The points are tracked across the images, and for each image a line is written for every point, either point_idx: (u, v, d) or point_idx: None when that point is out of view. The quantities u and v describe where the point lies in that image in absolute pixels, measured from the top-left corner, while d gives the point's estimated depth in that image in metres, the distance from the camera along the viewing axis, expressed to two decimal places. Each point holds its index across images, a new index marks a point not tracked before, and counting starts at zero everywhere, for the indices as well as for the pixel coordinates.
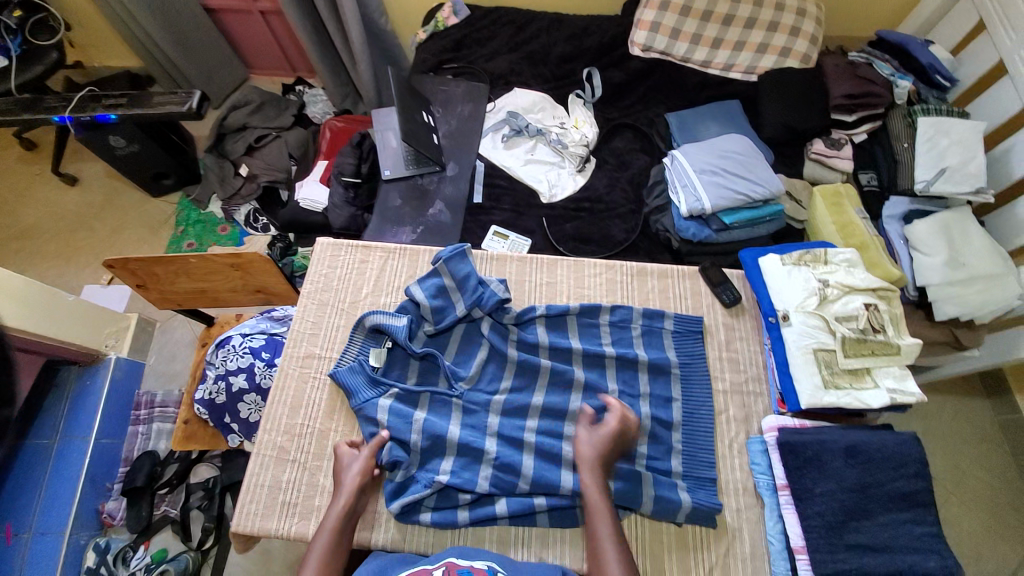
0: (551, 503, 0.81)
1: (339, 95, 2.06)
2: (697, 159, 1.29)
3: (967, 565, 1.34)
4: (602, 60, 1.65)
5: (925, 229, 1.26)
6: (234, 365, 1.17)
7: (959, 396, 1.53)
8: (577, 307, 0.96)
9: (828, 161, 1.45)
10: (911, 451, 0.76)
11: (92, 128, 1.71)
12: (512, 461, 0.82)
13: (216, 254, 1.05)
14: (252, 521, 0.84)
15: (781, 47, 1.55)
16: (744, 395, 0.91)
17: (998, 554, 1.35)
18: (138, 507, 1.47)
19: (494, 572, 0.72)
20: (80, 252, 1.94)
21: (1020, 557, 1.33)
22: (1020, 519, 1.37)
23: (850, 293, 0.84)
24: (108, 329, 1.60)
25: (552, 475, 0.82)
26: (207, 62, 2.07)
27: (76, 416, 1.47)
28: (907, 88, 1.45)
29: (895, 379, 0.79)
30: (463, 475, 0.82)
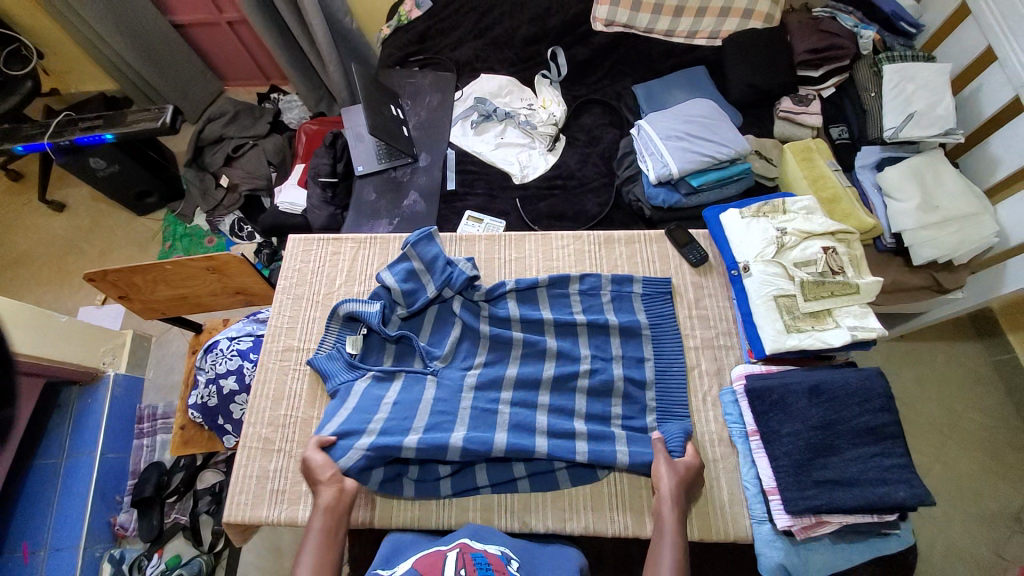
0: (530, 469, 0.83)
1: (312, 99, 2.08)
2: (663, 127, 1.30)
3: (967, 505, 1.35)
4: (566, 38, 1.64)
5: (896, 176, 1.26)
6: (224, 368, 1.19)
7: (949, 341, 1.53)
8: (547, 278, 0.96)
9: (797, 118, 1.45)
10: (875, 386, 0.77)
11: (72, 152, 1.74)
12: (485, 432, 0.81)
13: (190, 258, 1.07)
14: (243, 511, 0.86)
15: (744, 8, 1.55)
16: (715, 349, 0.92)
17: (1001, 493, 1.35)
18: (150, 517, 1.50)
19: (508, 558, 0.71)
20: (72, 275, 1.98)
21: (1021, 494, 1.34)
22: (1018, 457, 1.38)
23: (808, 239, 0.86)
24: (105, 347, 1.63)
25: (527, 440, 0.81)
26: (181, 77, 2.09)
27: (80, 433, 1.50)
28: (871, 37, 1.46)
29: (856, 317, 0.81)
30: (430, 449, 0.79)
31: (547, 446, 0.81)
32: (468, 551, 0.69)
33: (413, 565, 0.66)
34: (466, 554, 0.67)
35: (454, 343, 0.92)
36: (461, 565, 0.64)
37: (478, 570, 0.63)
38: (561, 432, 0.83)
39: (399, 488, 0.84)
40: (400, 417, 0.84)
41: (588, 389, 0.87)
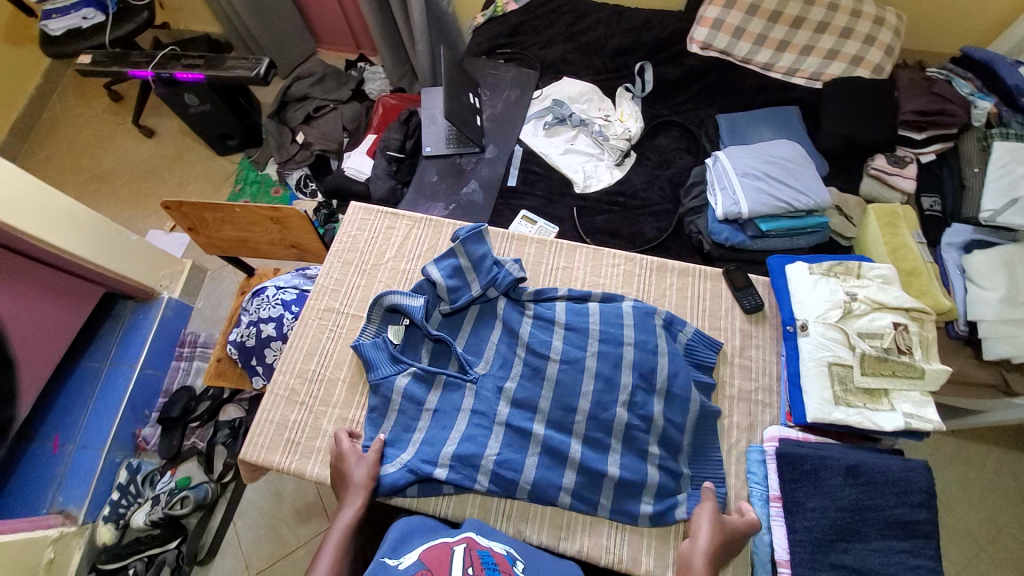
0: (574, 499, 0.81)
1: (396, 74, 2.13)
2: (740, 162, 1.25)
3: None
4: (657, 56, 1.61)
5: (985, 261, 1.15)
6: (266, 313, 1.25)
7: (1003, 448, 1.42)
8: (600, 294, 0.97)
9: (889, 179, 1.35)
10: (919, 480, 0.72)
11: (171, 85, 1.87)
12: (513, 460, 0.82)
13: (258, 206, 1.12)
14: (258, 452, 0.90)
15: (853, 55, 1.46)
16: (752, 403, 0.88)
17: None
18: (170, 437, 1.60)
19: (513, 559, 0.70)
20: (149, 199, 2.13)
21: None
22: None
23: (879, 310, 0.80)
24: (165, 271, 1.74)
25: (552, 486, 0.81)
26: (280, 33, 2.20)
27: (125, 346, 1.62)
28: (987, 109, 1.34)
29: (914, 403, 0.75)
30: (461, 472, 0.82)
31: (573, 485, 0.81)
32: (474, 547, 0.69)
33: (419, 558, 0.66)
34: (473, 551, 0.67)
35: (495, 348, 0.93)
36: (468, 564, 0.63)
37: (485, 569, 0.63)
38: (591, 468, 0.81)
39: (404, 491, 0.84)
40: (436, 435, 0.86)
41: (625, 432, 0.83)
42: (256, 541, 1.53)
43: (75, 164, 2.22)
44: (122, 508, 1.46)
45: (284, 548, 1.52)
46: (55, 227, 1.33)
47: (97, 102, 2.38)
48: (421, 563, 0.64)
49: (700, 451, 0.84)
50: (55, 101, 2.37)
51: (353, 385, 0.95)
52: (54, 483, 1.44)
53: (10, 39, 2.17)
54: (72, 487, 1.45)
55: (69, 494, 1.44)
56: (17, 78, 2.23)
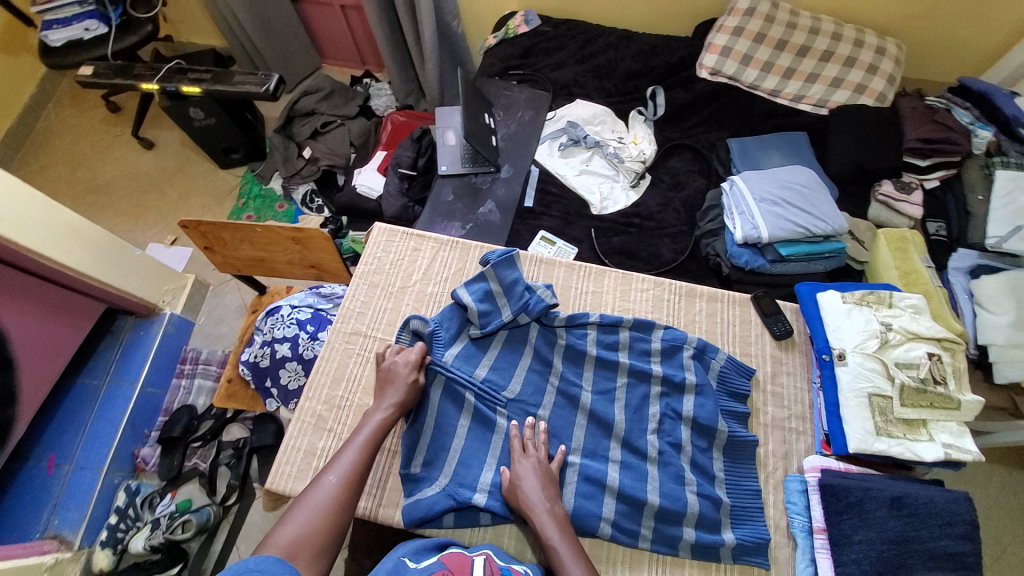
0: (615, 531, 0.79)
1: (403, 91, 2.13)
2: (758, 187, 1.27)
3: None
4: (667, 80, 1.64)
5: (994, 286, 1.19)
6: (281, 333, 1.22)
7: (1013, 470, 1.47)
8: (631, 320, 0.95)
9: (896, 205, 1.39)
10: (961, 511, 0.73)
11: (176, 98, 1.84)
12: None
13: (279, 226, 1.10)
14: (285, 481, 0.87)
15: (857, 83, 1.50)
16: (786, 431, 0.88)
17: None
18: (171, 457, 1.54)
19: None
20: (148, 212, 2.08)
21: None
22: None
23: (912, 340, 0.81)
24: (167, 287, 1.69)
25: (590, 519, 0.79)
26: (285, 48, 2.19)
27: (126, 362, 1.56)
28: (987, 138, 1.40)
29: (952, 435, 0.75)
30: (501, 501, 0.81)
31: (614, 514, 0.80)
32: (495, 559, 0.71)
33: (439, 558, 0.69)
34: (493, 564, 0.69)
35: (530, 376, 0.92)
36: (488, 572, 0.67)
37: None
38: (630, 496, 0.80)
39: (439, 521, 0.82)
40: (471, 463, 0.85)
41: (659, 457, 0.84)
42: None
43: (71, 175, 2.16)
44: (120, 533, 1.42)
45: None
46: (59, 243, 1.29)
47: (94, 113, 2.32)
48: (444, 564, 0.67)
49: (739, 480, 0.83)
50: (49, 111, 2.31)
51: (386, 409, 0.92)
52: (48, 506, 1.37)
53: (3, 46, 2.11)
54: (68, 510, 1.38)
55: (65, 517, 1.37)
56: (11, 87, 2.17)
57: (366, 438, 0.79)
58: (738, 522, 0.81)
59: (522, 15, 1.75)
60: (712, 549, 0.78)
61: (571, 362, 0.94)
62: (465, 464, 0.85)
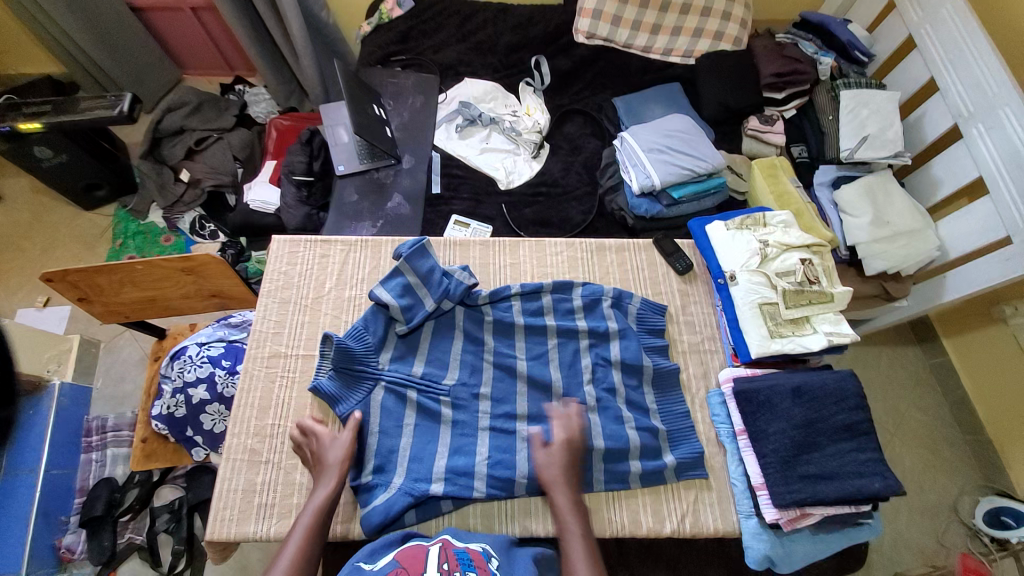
0: (570, 480, 0.84)
1: (283, 93, 1.99)
2: (644, 139, 1.36)
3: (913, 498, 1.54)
4: (548, 49, 1.68)
5: (851, 194, 1.38)
6: (193, 376, 1.12)
7: (895, 344, 1.73)
8: (551, 283, 0.99)
9: (764, 137, 1.55)
10: (850, 386, 0.84)
11: (12, 139, 1.57)
12: (505, 459, 0.84)
13: (164, 258, 0.99)
14: (228, 527, 0.82)
15: (715, 31, 1.64)
16: (702, 353, 0.97)
17: (933, 483, 1.55)
18: (99, 538, 1.37)
19: (489, 556, 0.71)
20: (7, 276, 1.79)
21: (957, 487, 1.55)
22: (953, 451, 1.59)
23: (787, 251, 0.92)
24: (49, 354, 1.51)
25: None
26: (138, 65, 1.95)
27: (21, 450, 1.34)
28: (829, 64, 1.56)
29: (831, 323, 0.88)
30: (459, 483, 0.82)
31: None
32: (450, 545, 0.71)
33: (394, 557, 0.68)
34: (449, 550, 0.69)
35: (463, 356, 0.93)
36: (443, 560, 0.67)
37: (459, 565, 0.66)
38: (578, 448, 0.85)
39: (402, 520, 0.81)
40: (421, 454, 0.84)
41: (599, 404, 0.89)
42: None
43: None
44: None
45: None
46: None
47: None
48: (397, 561, 0.66)
49: (670, 407, 0.91)
50: None
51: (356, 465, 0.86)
52: None
53: None
54: None
55: None
56: None
57: (305, 528, 0.72)
58: (676, 444, 0.89)
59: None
60: (657, 474, 0.85)
61: (501, 335, 0.96)
62: (417, 458, 0.84)
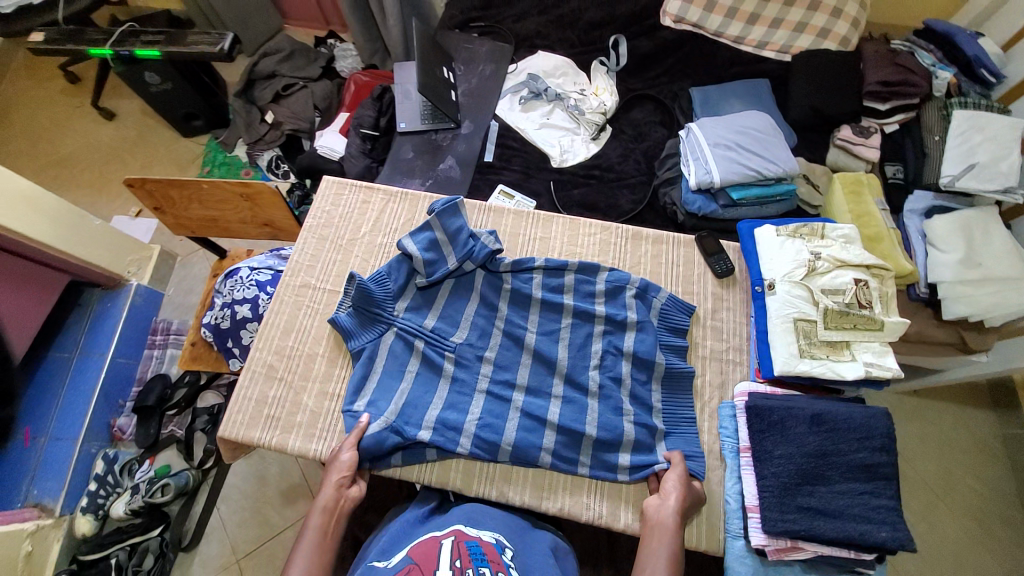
0: (556, 456, 0.83)
1: (368, 50, 2.07)
2: (712, 133, 1.27)
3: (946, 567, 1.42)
4: (631, 29, 1.59)
5: (944, 226, 1.22)
6: (241, 295, 1.22)
7: (966, 406, 1.59)
8: (576, 264, 0.96)
9: (854, 149, 1.37)
10: (879, 425, 0.75)
11: (130, 63, 1.79)
12: (495, 423, 0.85)
13: (227, 182, 1.08)
14: (238, 429, 0.89)
15: (821, 27, 1.47)
16: (723, 362, 0.91)
17: (972, 560, 1.42)
18: (147, 425, 1.59)
19: (501, 547, 0.71)
20: (111, 184, 2.05)
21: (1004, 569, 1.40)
22: (1009, 532, 1.44)
23: (841, 268, 0.83)
24: (132, 257, 1.71)
25: (531, 449, 0.83)
26: (244, 9, 2.10)
27: (95, 335, 1.59)
28: (947, 79, 1.37)
29: (873, 354, 0.78)
30: (445, 435, 0.84)
31: (554, 445, 0.84)
32: (463, 538, 0.70)
33: (408, 553, 0.67)
34: (462, 542, 0.69)
35: (475, 318, 0.94)
36: (456, 556, 0.64)
37: (472, 560, 0.64)
38: (569, 428, 0.84)
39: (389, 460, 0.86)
40: (417, 402, 0.87)
41: (599, 391, 0.87)
42: (242, 524, 1.52)
43: (31, 148, 2.12)
44: (101, 498, 1.46)
45: (269, 530, 1.51)
46: (13, 210, 1.29)
47: (52, 83, 2.27)
48: (411, 558, 0.66)
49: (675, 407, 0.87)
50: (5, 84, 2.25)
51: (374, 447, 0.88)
52: (27, 477, 1.42)
53: None
54: (47, 480, 1.43)
55: (44, 486, 1.42)
56: None
57: (316, 535, 0.75)
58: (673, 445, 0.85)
59: None
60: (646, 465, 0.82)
61: (517, 306, 0.95)
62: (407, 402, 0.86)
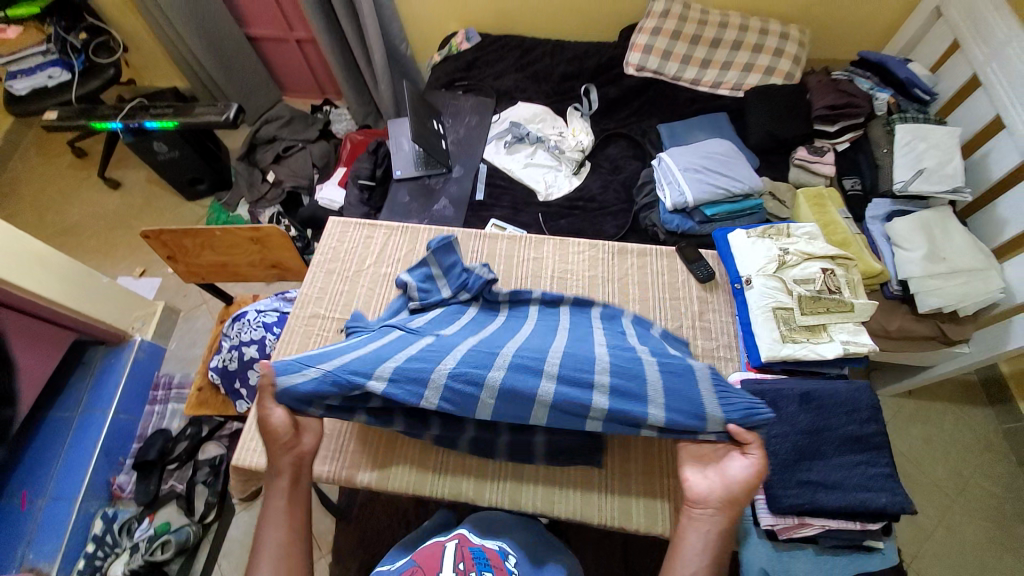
0: (553, 400, 0.72)
1: (361, 113, 2.27)
2: (682, 159, 1.40)
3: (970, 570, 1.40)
4: (599, 78, 1.77)
5: (905, 227, 1.32)
6: (247, 336, 1.29)
7: (963, 404, 1.62)
8: (572, 298, 1.00)
9: (812, 166, 1.51)
10: (865, 398, 0.80)
11: (139, 134, 1.93)
12: (476, 376, 0.73)
13: (238, 227, 1.17)
14: (252, 456, 0.92)
15: (767, 66, 1.65)
16: (716, 359, 0.97)
17: (994, 560, 1.40)
18: (147, 482, 1.56)
19: (504, 554, 0.78)
20: (117, 248, 2.14)
21: None
22: None
23: (809, 260, 0.91)
24: (137, 313, 1.77)
25: (521, 405, 0.72)
26: (246, 84, 2.30)
27: (98, 391, 1.62)
28: (885, 100, 1.54)
29: (849, 332, 0.85)
30: (404, 387, 0.72)
31: (552, 395, 0.72)
32: (466, 543, 0.77)
33: (413, 558, 0.73)
34: (465, 547, 0.75)
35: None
36: (460, 559, 0.72)
37: (475, 564, 0.72)
38: (570, 381, 0.74)
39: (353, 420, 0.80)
40: (371, 357, 0.77)
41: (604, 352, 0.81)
42: None
43: (38, 219, 2.21)
44: (98, 560, 1.43)
45: None
46: (25, 270, 1.34)
47: (60, 159, 2.40)
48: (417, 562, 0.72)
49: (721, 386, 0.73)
50: (15, 162, 2.38)
51: (383, 458, 0.92)
52: (22, 542, 1.39)
53: None
54: (44, 543, 1.39)
55: (40, 550, 1.38)
56: None
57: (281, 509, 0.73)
58: None
59: (463, 33, 1.89)
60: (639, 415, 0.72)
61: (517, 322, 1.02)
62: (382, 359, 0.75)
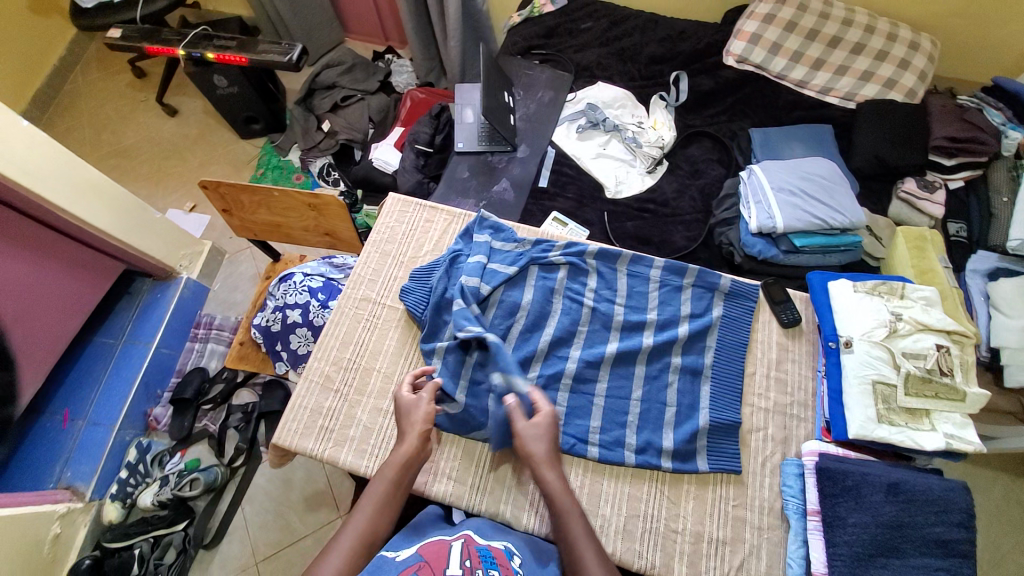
0: (599, 267, 1.01)
1: (424, 68, 2.11)
2: (776, 177, 1.26)
3: None
4: (692, 66, 1.60)
5: (1010, 289, 1.16)
6: (293, 300, 1.28)
7: None
8: (612, 355, 0.93)
9: (918, 203, 1.35)
10: (957, 499, 0.77)
11: (200, 64, 1.88)
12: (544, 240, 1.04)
13: (298, 191, 1.13)
14: (291, 437, 0.92)
15: (888, 77, 1.45)
16: (787, 416, 0.92)
17: None
18: (182, 418, 1.64)
19: (511, 554, 0.75)
20: (169, 178, 2.14)
21: None
22: None
23: (922, 332, 0.87)
24: (185, 251, 1.77)
25: (580, 256, 1.01)
26: (310, 21, 2.19)
27: (141, 324, 1.65)
28: (1018, 140, 1.35)
29: (954, 426, 0.81)
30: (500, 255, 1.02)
31: (595, 287, 1.00)
32: (472, 543, 0.75)
33: (417, 552, 0.71)
34: (471, 546, 0.73)
35: (521, 332, 0.96)
36: (466, 556, 0.70)
37: (481, 562, 0.70)
38: (632, 325, 0.96)
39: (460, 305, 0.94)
40: (484, 247, 1.02)
41: (621, 325, 0.97)
42: (264, 527, 1.57)
43: (96, 138, 2.22)
44: (130, 487, 1.52)
45: (291, 534, 1.56)
46: (84, 201, 1.35)
47: (120, 77, 2.38)
48: (422, 553, 0.70)
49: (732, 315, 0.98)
50: (77, 75, 2.37)
51: (436, 461, 0.91)
52: (62, 459, 1.47)
53: (38, 7, 2.18)
54: (80, 463, 1.47)
55: (77, 470, 1.47)
56: (41, 49, 2.24)
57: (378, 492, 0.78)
58: (718, 487, 0.87)
59: None
60: (671, 321, 0.96)
61: (589, 345, 0.96)
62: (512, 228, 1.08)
